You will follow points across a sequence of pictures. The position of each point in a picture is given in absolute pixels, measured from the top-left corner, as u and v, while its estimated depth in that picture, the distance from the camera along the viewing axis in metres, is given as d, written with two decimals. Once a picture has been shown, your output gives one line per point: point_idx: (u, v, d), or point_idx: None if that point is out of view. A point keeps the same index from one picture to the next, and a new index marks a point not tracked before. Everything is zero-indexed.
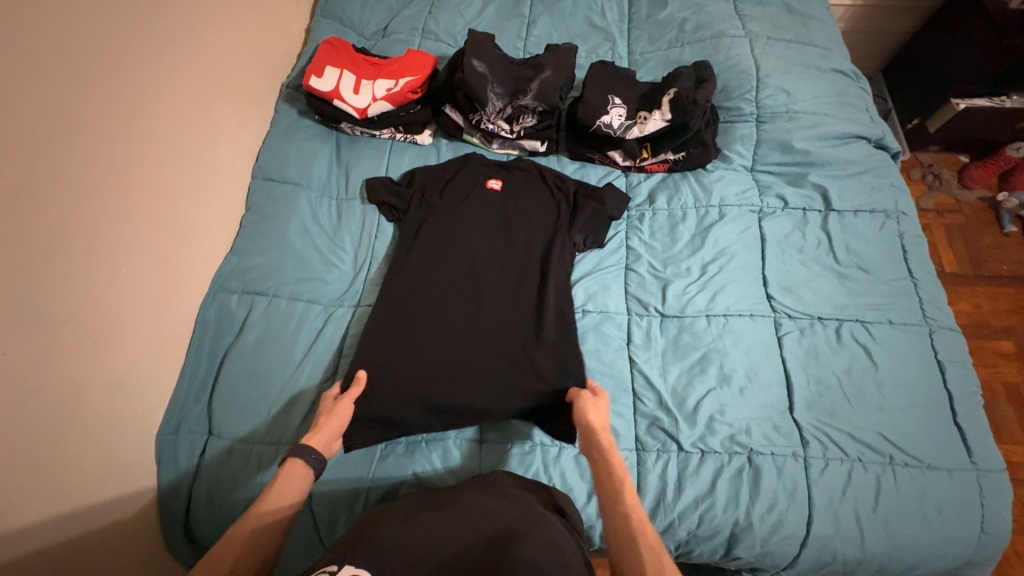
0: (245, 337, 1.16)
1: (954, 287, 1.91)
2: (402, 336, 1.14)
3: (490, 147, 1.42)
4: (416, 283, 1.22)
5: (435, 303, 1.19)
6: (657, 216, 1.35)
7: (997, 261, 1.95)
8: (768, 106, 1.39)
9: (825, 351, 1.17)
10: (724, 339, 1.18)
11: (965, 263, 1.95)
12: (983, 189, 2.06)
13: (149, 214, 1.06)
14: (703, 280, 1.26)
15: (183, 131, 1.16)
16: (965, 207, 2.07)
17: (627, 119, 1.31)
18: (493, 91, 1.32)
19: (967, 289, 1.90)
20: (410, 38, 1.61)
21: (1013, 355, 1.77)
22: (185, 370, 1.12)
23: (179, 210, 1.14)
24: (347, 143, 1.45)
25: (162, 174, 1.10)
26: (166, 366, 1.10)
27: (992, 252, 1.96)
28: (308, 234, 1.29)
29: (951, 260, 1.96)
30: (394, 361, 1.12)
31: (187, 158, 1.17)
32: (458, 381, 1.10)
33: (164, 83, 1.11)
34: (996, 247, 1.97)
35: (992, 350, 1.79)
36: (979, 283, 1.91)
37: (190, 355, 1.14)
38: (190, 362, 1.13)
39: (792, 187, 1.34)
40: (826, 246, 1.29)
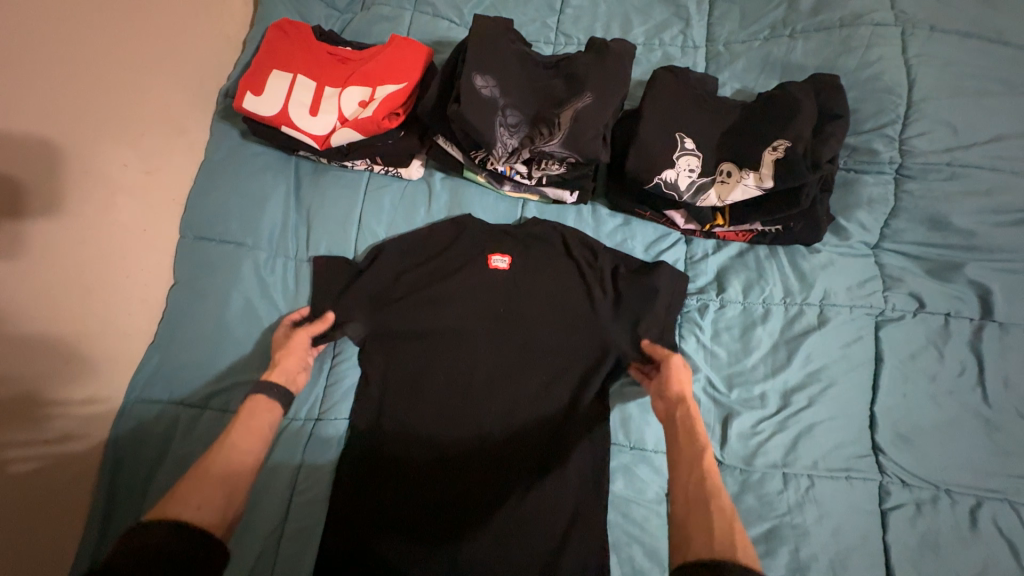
0: (162, 471, 0.88)
1: None
2: (376, 479, 0.89)
3: (500, 189, 1.03)
4: (395, 399, 0.94)
5: (413, 435, 0.92)
6: (726, 311, 0.96)
7: None
8: (918, 152, 0.92)
9: (949, 541, 0.83)
10: (805, 512, 0.86)
11: None
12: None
13: (21, 324, 0.78)
14: (782, 416, 0.91)
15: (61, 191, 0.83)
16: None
17: (701, 177, 0.88)
18: (503, 124, 0.90)
19: None
20: (397, 13, 1.16)
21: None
22: (90, 517, 0.87)
23: (60, 306, 0.83)
24: (310, 175, 1.08)
25: (32, 267, 0.79)
26: (61, 519, 0.84)
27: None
28: (253, 314, 0.98)
29: None
30: (357, 502, 0.88)
31: (75, 225, 0.85)
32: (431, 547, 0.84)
33: (16, 130, 0.76)
34: None
35: None
36: None
37: (96, 496, 0.88)
38: (95, 508, 0.87)
39: (934, 280, 0.92)
40: (973, 375, 0.89)
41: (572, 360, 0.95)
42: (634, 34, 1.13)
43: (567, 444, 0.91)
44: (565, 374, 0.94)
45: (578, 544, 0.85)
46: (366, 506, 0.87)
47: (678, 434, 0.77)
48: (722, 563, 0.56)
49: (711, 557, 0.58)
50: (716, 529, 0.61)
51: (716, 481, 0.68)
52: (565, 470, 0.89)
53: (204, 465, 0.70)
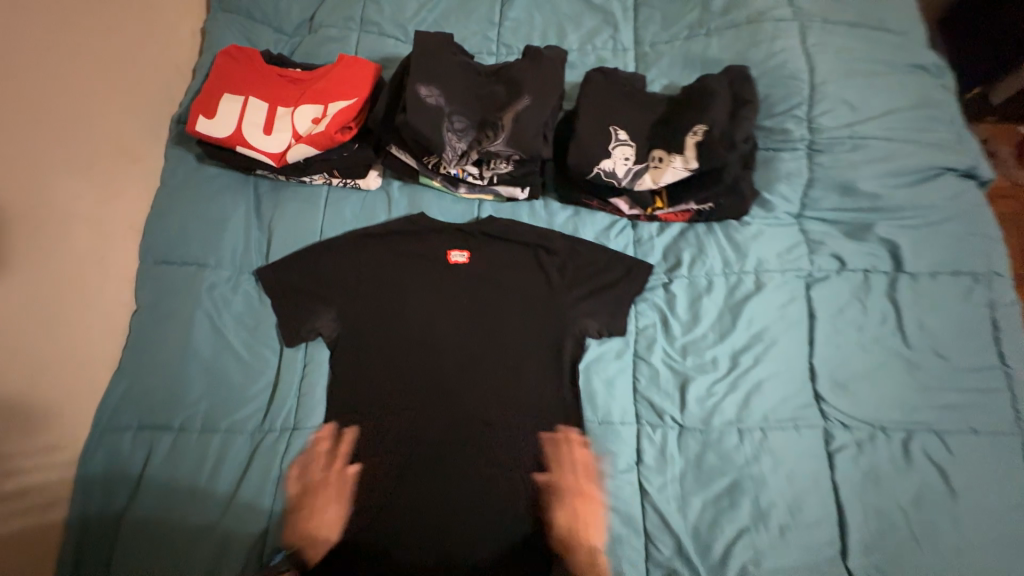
0: (145, 492, 0.90)
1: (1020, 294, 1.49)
2: (370, 507, 0.91)
3: (456, 191, 1.09)
4: (370, 418, 0.97)
5: (396, 454, 0.95)
6: (674, 286, 1.04)
7: None
8: (824, 128, 1.04)
9: (887, 473, 0.91)
10: (761, 463, 0.93)
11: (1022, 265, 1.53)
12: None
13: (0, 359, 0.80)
14: (733, 376, 0.98)
15: (31, 227, 0.85)
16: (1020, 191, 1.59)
17: (636, 164, 0.95)
18: (451, 129, 0.96)
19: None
20: (344, 34, 1.22)
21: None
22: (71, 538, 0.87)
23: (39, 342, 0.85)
24: (269, 193, 1.11)
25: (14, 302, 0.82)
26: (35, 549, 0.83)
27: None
28: (219, 333, 0.99)
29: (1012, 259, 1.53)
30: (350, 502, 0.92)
31: (48, 261, 0.87)
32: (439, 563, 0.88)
33: None
34: None
35: None
36: None
37: (76, 519, 0.88)
38: (77, 529, 0.87)
39: (852, 241, 1.02)
40: (893, 324, 1.00)
41: (537, 344, 1.02)
42: (568, 41, 1.22)
43: (539, 421, 0.98)
44: (524, 395, 0.99)
45: (556, 512, 0.93)
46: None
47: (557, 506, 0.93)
48: None
49: None
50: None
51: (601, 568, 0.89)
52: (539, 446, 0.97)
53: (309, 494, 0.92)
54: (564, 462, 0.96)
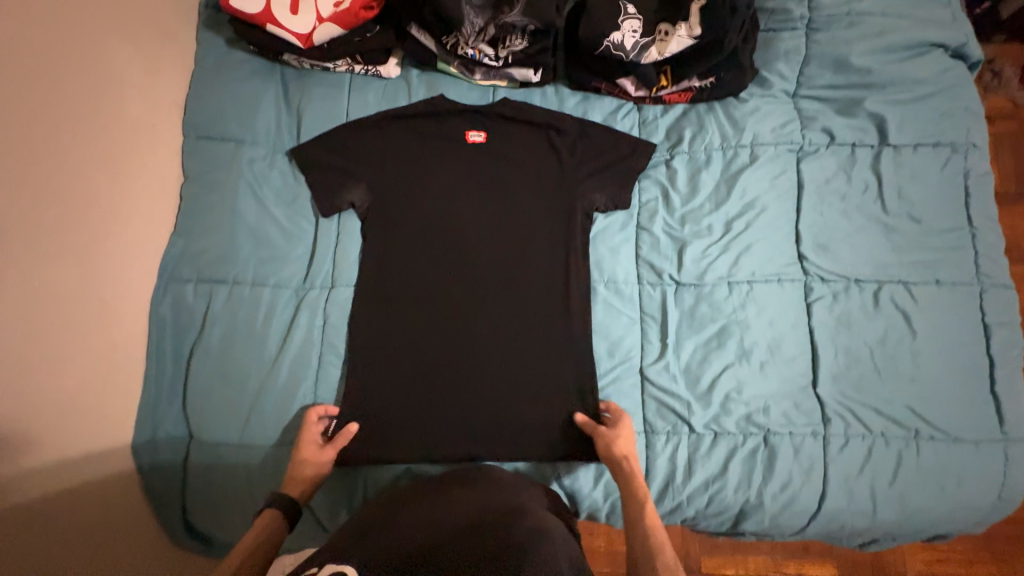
0: (210, 334, 1.04)
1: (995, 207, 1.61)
2: (410, 369, 1.05)
3: (472, 78, 1.16)
4: (407, 289, 1.08)
5: (429, 323, 1.07)
6: (675, 161, 1.13)
7: None
8: (823, 6, 1.09)
9: (858, 318, 1.04)
10: (746, 310, 1.06)
11: (1008, 179, 1.63)
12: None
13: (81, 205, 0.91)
14: (726, 239, 1.09)
15: (91, 91, 0.94)
16: (1021, 110, 1.67)
17: (643, 37, 1.02)
18: (469, 3, 1.02)
19: (1007, 209, 1.61)
20: None
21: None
22: (151, 368, 1.02)
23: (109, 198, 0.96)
24: (295, 80, 1.18)
25: (86, 157, 0.92)
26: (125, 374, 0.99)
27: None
28: (261, 203, 1.10)
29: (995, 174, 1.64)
30: (389, 345, 1.06)
31: (108, 126, 0.96)
32: (470, 414, 1.03)
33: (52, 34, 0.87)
34: None
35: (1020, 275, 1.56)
36: (1019, 202, 1.61)
37: (153, 353, 1.03)
38: (156, 361, 1.03)
39: (842, 116, 1.10)
40: (874, 192, 1.09)
41: (549, 215, 1.12)
42: None
43: (551, 280, 1.10)
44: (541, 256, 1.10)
45: (568, 354, 1.06)
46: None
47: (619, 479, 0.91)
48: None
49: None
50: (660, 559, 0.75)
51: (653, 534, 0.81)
52: (552, 301, 1.09)
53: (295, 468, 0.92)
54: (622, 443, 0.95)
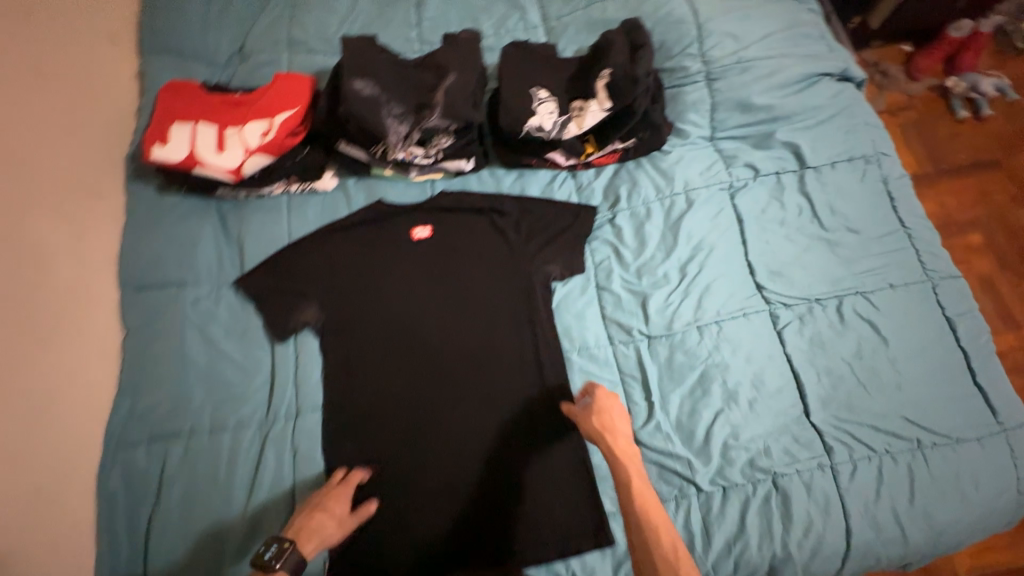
0: (168, 498, 0.94)
1: (918, 187, 1.73)
2: (398, 494, 0.97)
3: (408, 176, 1.19)
4: (381, 403, 1.03)
5: (404, 432, 1.01)
6: (618, 219, 1.16)
7: (954, 150, 1.77)
8: (716, 59, 1.19)
9: (829, 336, 1.05)
10: (722, 351, 1.04)
11: (923, 160, 1.76)
12: (931, 79, 1.83)
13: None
14: (685, 284, 1.10)
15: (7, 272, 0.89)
16: (916, 101, 1.83)
17: (560, 116, 1.08)
18: (390, 115, 1.06)
19: (930, 187, 1.73)
20: (277, 56, 1.31)
21: (993, 251, 1.65)
22: (102, 556, 0.90)
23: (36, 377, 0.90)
24: (232, 211, 1.17)
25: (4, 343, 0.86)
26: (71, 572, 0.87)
27: (947, 143, 1.78)
28: (210, 342, 1.05)
29: (910, 158, 1.76)
30: (372, 469, 0.99)
31: (30, 302, 0.91)
32: (472, 530, 0.96)
33: None
34: (951, 137, 1.78)
35: (960, 244, 1.66)
36: (938, 179, 1.74)
37: (103, 538, 0.91)
38: (106, 546, 0.91)
39: (759, 150, 1.17)
40: (809, 213, 1.14)
41: (508, 296, 1.11)
42: (484, 28, 1.36)
43: (523, 359, 1.07)
44: (509, 339, 1.08)
45: (559, 435, 1.01)
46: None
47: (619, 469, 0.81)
48: None
49: None
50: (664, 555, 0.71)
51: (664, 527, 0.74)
52: (528, 382, 1.05)
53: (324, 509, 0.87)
54: (611, 421, 0.87)
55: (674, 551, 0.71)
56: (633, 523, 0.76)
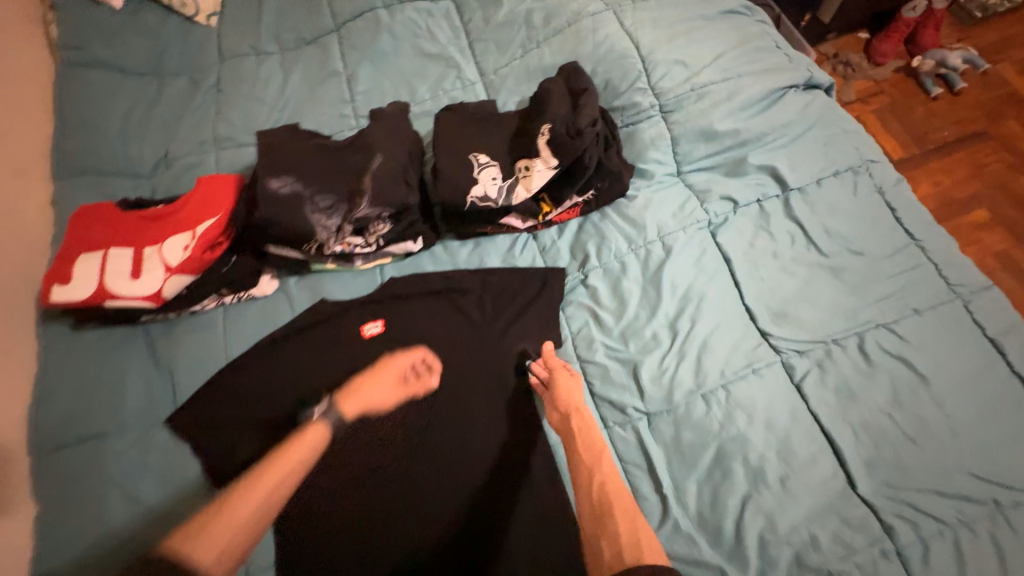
0: None
1: (909, 173, 1.60)
2: None
3: (354, 266, 1.06)
4: (349, 531, 0.89)
5: (375, 555, 0.87)
6: (591, 279, 1.02)
7: (938, 128, 1.65)
8: (667, 89, 1.09)
9: (857, 383, 0.89)
10: (736, 420, 0.88)
11: (908, 143, 1.64)
12: (895, 60, 1.74)
13: None
14: (678, 344, 0.95)
15: None
16: (885, 84, 1.74)
17: (505, 180, 0.98)
18: (315, 210, 0.95)
19: (921, 170, 1.60)
20: (202, 157, 1.22)
21: (1006, 227, 1.50)
22: None
23: None
24: (161, 336, 1.04)
25: None
26: None
27: (928, 122, 1.67)
28: (139, 500, 0.89)
29: (894, 145, 1.65)
30: None
31: None
32: None
33: None
34: (932, 115, 1.67)
35: (969, 224, 1.51)
36: (928, 160, 1.61)
37: None
38: None
39: (733, 178, 1.05)
40: (803, 239, 1.01)
41: (475, 388, 0.97)
42: (420, 93, 1.28)
43: (503, 465, 0.91)
44: (486, 433, 0.93)
45: (560, 543, 0.85)
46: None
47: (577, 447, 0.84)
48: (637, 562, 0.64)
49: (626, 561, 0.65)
50: (623, 534, 0.69)
51: (616, 490, 0.75)
52: (512, 484, 0.90)
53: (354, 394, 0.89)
54: (570, 391, 0.90)
55: (633, 526, 0.70)
56: (591, 503, 0.75)
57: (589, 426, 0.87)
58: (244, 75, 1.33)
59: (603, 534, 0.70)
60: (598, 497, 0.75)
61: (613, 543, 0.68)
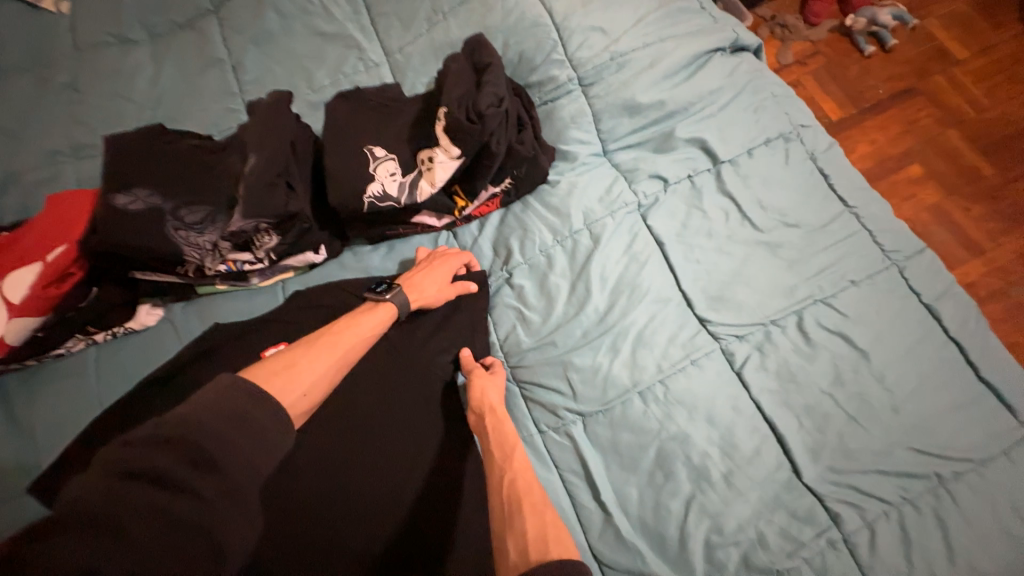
0: None
1: (845, 135, 1.58)
2: None
3: (249, 285, 0.93)
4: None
5: None
6: (517, 277, 0.93)
7: (872, 86, 1.63)
8: (585, 60, 0.99)
9: (798, 364, 0.84)
10: (676, 417, 0.82)
11: (844, 103, 1.62)
12: (828, 20, 1.70)
13: None
14: (612, 340, 0.87)
15: None
16: (820, 45, 1.70)
17: (405, 175, 0.86)
18: (181, 227, 0.80)
19: (857, 131, 1.58)
20: (57, 170, 1.04)
21: (937, 181, 1.50)
22: None
23: None
24: (20, 387, 0.89)
25: None
26: None
27: (861, 80, 1.64)
28: None
29: (831, 106, 1.62)
30: None
31: None
32: None
33: None
34: (866, 73, 1.65)
35: (904, 180, 1.51)
36: (864, 119, 1.60)
37: None
38: None
39: (662, 154, 0.97)
40: (736, 215, 0.94)
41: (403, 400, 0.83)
42: (316, 79, 1.13)
43: (434, 496, 0.78)
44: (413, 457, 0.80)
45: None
46: (69, 537, 0.39)
47: (491, 442, 0.76)
48: (541, 559, 0.55)
49: (530, 560, 0.55)
50: (531, 528, 0.60)
51: (527, 483, 0.67)
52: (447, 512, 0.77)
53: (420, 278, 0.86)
54: (488, 391, 0.82)
55: (542, 520, 0.61)
56: (501, 497, 0.66)
57: (507, 427, 0.78)
58: (103, 69, 1.13)
59: (509, 534, 0.61)
60: (506, 492, 0.67)
61: (520, 543, 0.58)
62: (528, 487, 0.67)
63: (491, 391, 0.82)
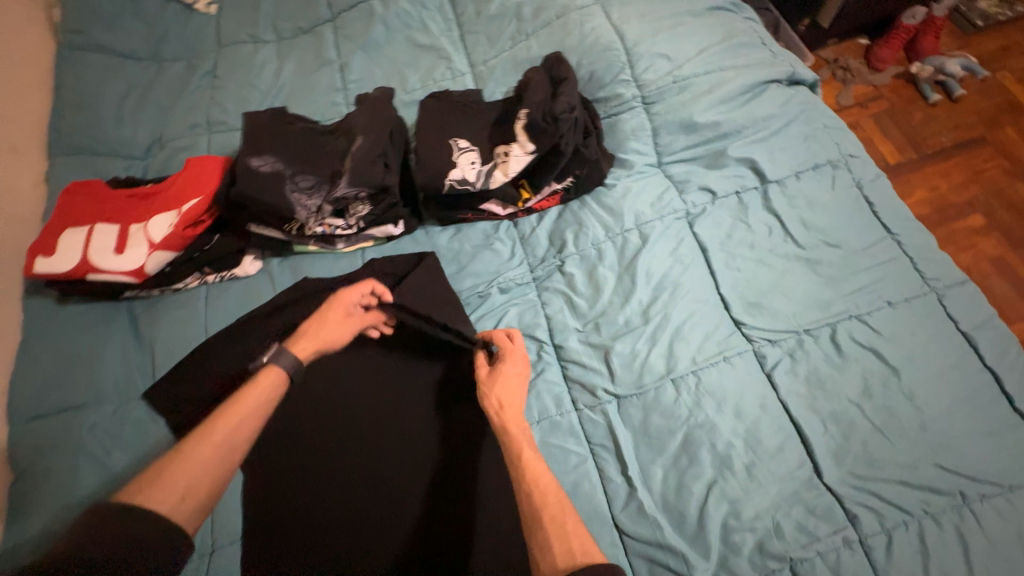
0: None
1: (904, 178, 1.60)
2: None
3: (335, 249, 1.07)
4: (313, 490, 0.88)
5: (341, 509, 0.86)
6: (568, 265, 1.03)
7: (936, 133, 1.65)
8: (651, 81, 1.10)
9: (828, 374, 0.89)
10: (705, 407, 0.88)
11: (904, 147, 1.64)
12: (894, 66, 1.74)
13: None
14: (650, 330, 0.96)
15: None
16: (883, 90, 1.74)
17: (483, 165, 0.99)
18: (296, 189, 0.97)
19: (917, 175, 1.60)
20: (194, 140, 1.25)
21: (1001, 232, 1.49)
22: None
23: None
24: (144, 311, 1.07)
25: None
26: None
27: (925, 127, 1.66)
28: (112, 471, 0.91)
29: (891, 149, 1.65)
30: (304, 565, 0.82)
31: None
32: None
33: None
34: (931, 121, 1.67)
35: (964, 229, 1.51)
36: (925, 164, 1.61)
37: None
38: None
39: (714, 170, 1.06)
40: (779, 231, 1.01)
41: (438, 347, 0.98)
42: (410, 82, 1.30)
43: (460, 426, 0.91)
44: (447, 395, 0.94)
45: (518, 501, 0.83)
46: None
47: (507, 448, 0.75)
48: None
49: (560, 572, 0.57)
50: (556, 542, 0.61)
51: (547, 492, 0.67)
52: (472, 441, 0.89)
53: (319, 333, 0.88)
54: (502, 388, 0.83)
55: (564, 532, 0.62)
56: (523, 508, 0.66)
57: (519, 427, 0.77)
58: (238, 62, 1.35)
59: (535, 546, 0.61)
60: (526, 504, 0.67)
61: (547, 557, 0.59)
62: (553, 491, 0.68)
63: (502, 386, 0.83)
